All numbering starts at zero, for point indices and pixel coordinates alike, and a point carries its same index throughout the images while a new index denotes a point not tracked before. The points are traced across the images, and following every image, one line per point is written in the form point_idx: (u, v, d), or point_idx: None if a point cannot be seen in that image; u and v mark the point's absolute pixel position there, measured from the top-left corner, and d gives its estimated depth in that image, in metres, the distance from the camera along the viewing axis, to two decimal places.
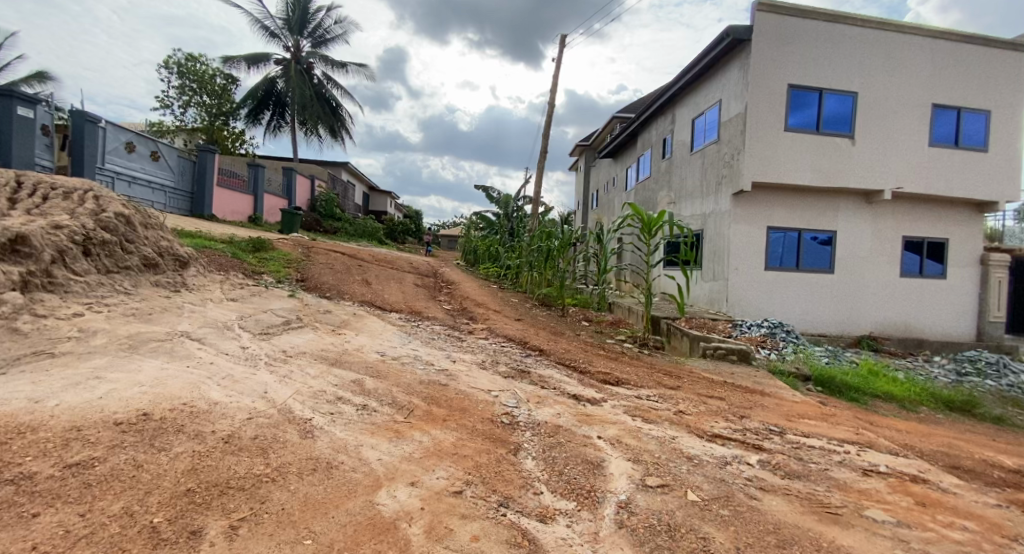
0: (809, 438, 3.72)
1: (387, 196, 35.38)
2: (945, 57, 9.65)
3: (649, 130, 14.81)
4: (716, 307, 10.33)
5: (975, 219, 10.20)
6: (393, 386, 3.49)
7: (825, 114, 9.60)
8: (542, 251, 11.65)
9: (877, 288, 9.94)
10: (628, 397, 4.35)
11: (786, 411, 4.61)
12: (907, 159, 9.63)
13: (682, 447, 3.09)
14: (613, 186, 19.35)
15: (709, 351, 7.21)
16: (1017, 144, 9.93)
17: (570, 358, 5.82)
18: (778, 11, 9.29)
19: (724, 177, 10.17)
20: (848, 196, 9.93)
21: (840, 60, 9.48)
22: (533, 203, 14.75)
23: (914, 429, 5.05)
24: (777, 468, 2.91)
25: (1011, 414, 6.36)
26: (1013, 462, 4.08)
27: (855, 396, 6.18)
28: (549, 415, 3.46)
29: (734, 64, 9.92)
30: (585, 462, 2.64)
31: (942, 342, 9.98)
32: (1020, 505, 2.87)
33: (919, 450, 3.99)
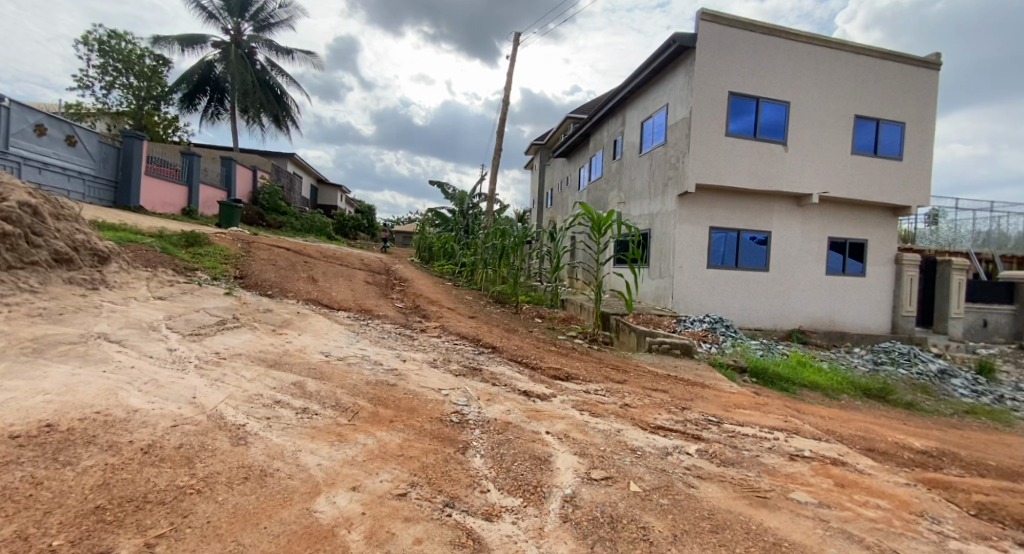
0: (743, 427, 3.95)
1: (338, 189, 34.10)
2: (866, 72, 10.51)
3: (601, 131, 15.16)
4: (662, 304, 10.74)
5: (891, 222, 11.19)
6: (337, 387, 3.36)
7: (762, 121, 10.21)
8: (496, 248, 11.63)
9: (807, 285, 10.71)
10: (577, 391, 4.44)
11: (724, 402, 4.87)
12: (833, 166, 10.42)
13: (627, 440, 3.18)
14: (567, 185, 19.66)
15: (655, 346, 7.49)
16: (925, 154, 10.97)
17: (522, 355, 5.87)
18: (720, 21, 9.77)
19: (670, 178, 10.58)
20: (781, 199, 10.62)
21: (775, 71, 10.10)
22: (488, 200, 14.70)
23: (836, 415, 5.48)
24: (713, 457, 3.07)
25: (917, 400, 7.05)
26: (918, 444, 4.52)
27: (785, 386, 6.63)
28: (499, 412, 3.46)
29: (680, 70, 10.34)
30: (533, 458, 2.66)
31: (861, 334, 10.90)
32: (924, 482, 3.17)
33: (840, 435, 4.34)
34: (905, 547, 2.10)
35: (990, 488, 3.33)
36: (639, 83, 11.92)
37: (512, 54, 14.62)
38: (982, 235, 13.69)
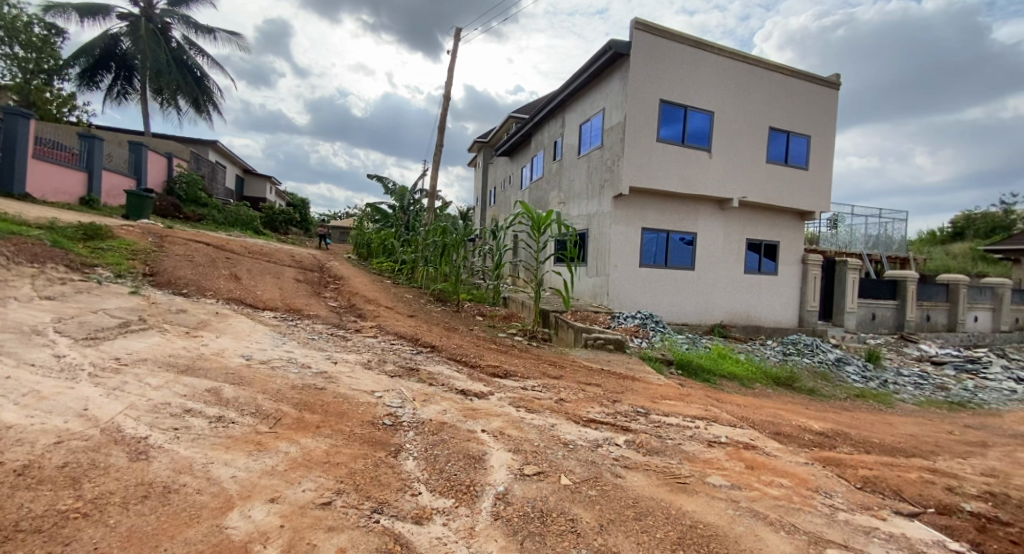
0: (668, 417, 4.19)
1: (267, 181, 31.92)
2: (779, 88, 11.50)
3: (542, 131, 15.39)
4: (599, 301, 11.12)
5: (799, 226, 12.34)
6: (258, 393, 3.15)
7: (690, 128, 10.84)
8: (436, 245, 11.44)
9: (728, 283, 11.55)
10: (514, 388, 4.49)
11: (652, 393, 5.14)
12: (751, 173, 11.30)
13: (560, 434, 3.26)
14: (509, 183, 19.78)
15: (590, 341, 7.73)
16: (827, 165, 12.19)
17: (461, 353, 5.83)
18: (652, 32, 10.25)
19: (606, 181, 10.97)
20: (706, 202, 11.35)
21: (701, 82, 10.77)
22: (429, 196, 14.42)
23: (750, 403, 5.97)
24: (640, 447, 3.22)
25: (818, 386, 7.84)
26: (817, 426, 5.04)
27: (707, 377, 7.12)
28: (434, 413, 3.41)
29: (615, 76, 10.73)
30: (467, 457, 2.65)
31: (774, 327, 11.94)
32: (820, 461, 3.54)
33: (752, 421, 4.73)
34: (802, 521, 2.31)
35: (872, 463, 3.78)
36: (577, 86, 12.22)
37: (454, 50, 14.44)
38: (872, 238, 15.47)
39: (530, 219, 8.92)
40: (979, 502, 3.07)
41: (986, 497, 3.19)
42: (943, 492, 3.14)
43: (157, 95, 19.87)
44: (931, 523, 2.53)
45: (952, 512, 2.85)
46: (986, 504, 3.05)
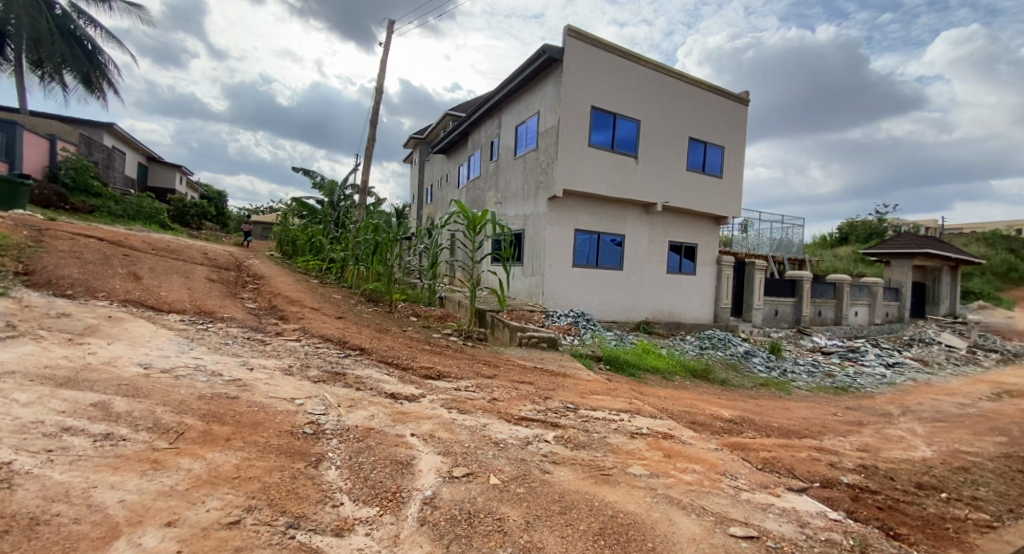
0: (595, 411, 4.36)
1: (177, 170, 28.83)
2: (698, 101, 12.38)
3: (478, 130, 15.35)
4: (534, 300, 11.31)
5: (715, 230, 13.36)
6: (157, 405, 2.84)
7: (619, 135, 11.35)
8: (368, 243, 11.02)
9: (653, 282, 12.24)
10: (446, 389, 4.43)
11: (581, 389, 5.31)
12: (674, 180, 12.06)
13: (491, 434, 3.27)
14: (446, 182, 19.54)
15: (524, 340, 7.85)
16: (739, 175, 13.31)
17: (392, 355, 5.66)
18: (584, 40, 10.60)
19: (541, 183, 11.18)
20: (634, 206, 11.93)
21: (629, 92, 11.30)
22: (360, 192, 13.84)
23: (670, 395, 6.37)
24: (568, 442, 3.32)
25: (728, 377, 8.54)
26: (727, 414, 5.50)
27: (632, 371, 7.50)
28: (361, 419, 3.28)
29: (549, 80, 10.98)
30: (394, 463, 2.57)
31: (693, 323, 12.83)
32: (728, 446, 3.86)
33: (671, 412, 5.06)
34: (710, 503, 2.50)
35: (772, 445, 4.19)
36: (513, 88, 12.34)
37: (387, 43, 13.99)
38: (776, 241, 17.11)
39: (465, 218, 8.85)
40: (855, 475, 3.50)
41: (861, 470, 3.65)
42: (827, 468, 3.55)
43: (37, 67, 17.29)
44: (817, 496, 2.84)
45: (834, 484, 3.22)
46: (860, 476, 3.49)
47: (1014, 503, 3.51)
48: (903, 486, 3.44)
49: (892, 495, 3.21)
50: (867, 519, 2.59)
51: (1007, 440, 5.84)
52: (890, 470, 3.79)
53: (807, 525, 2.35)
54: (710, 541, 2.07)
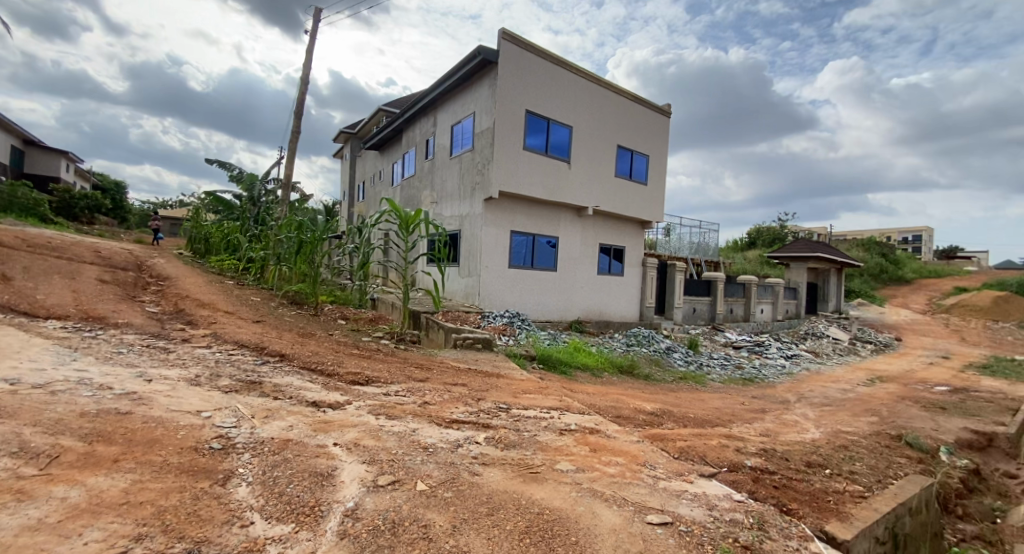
0: (527, 410, 4.42)
1: (62, 156, 25.27)
2: (625, 111, 13.01)
3: (413, 128, 15.00)
4: (470, 301, 11.25)
5: (641, 233, 14.10)
6: (26, 427, 2.46)
7: (553, 139, 11.61)
8: (292, 242, 10.35)
9: (585, 283, 12.66)
10: (375, 395, 4.27)
11: (514, 389, 5.35)
12: (604, 185, 12.57)
13: (420, 438, 3.19)
14: (378, 180, 18.89)
15: (458, 341, 7.77)
16: (662, 182, 14.15)
17: (316, 361, 5.35)
18: (519, 45, 10.74)
19: (477, 184, 11.16)
20: (567, 209, 12.27)
21: (561, 98, 11.61)
22: (284, 186, 12.97)
23: (599, 391, 6.61)
24: (499, 442, 3.33)
25: (652, 371, 9.06)
26: (650, 407, 5.81)
27: (564, 369, 7.70)
28: (278, 430, 3.06)
29: (485, 82, 11.00)
30: (313, 475, 2.42)
31: (622, 322, 13.44)
32: (650, 438, 4.08)
33: (599, 408, 5.27)
34: (630, 493, 2.63)
35: (688, 435, 4.49)
36: (449, 87, 12.20)
37: (314, 31, 13.26)
38: (695, 245, 18.41)
39: (398, 217, 8.60)
40: (758, 458, 3.85)
41: (762, 453, 4.02)
42: (734, 453, 3.87)
43: None
44: (724, 480, 3.08)
45: (739, 468, 3.52)
46: (762, 459, 3.84)
47: (883, 474, 4.05)
48: (797, 466, 3.84)
49: (787, 474, 3.57)
50: (765, 498, 2.86)
51: (878, 420, 6.73)
52: (786, 452, 4.21)
53: (714, 507, 2.54)
54: (629, 531, 2.17)
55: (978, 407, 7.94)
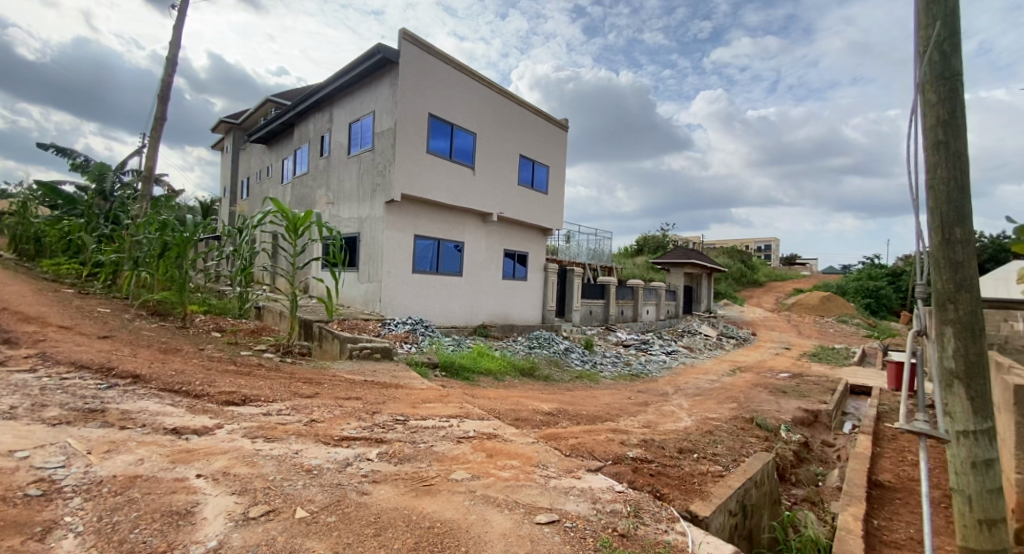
0: (424, 420, 4.32)
1: None
2: (526, 122, 13.44)
3: (305, 123, 13.94)
4: (370, 308, 10.72)
5: (542, 240, 14.63)
6: None
7: (456, 145, 11.57)
8: (153, 243, 8.96)
9: (489, 288, 12.77)
10: (253, 415, 3.84)
11: (413, 399, 5.21)
12: (506, 193, 12.83)
13: (303, 460, 2.94)
14: (265, 176, 17.23)
15: (355, 352, 7.34)
16: (561, 192, 14.86)
17: (182, 381, 4.69)
18: (420, 47, 10.55)
19: (378, 185, 10.70)
20: (472, 214, 12.29)
21: (464, 105, 11.63)
22: (144, 179, 11.20)
23: (499, 395, 6.71)
24: (392, 457, 3.21)
25: (551, 372, 9.43)
26: (547, 408, 6.05)
27: (466, 375, 7.68)
28: (124, 466, 2.62)
29: (385, 81, 10.64)
30: (167, 515, 2.11)
31: (525, 325, 13.79)
32: (545, 438, 4.23)
33: (498, 412, 5.35)
34: (522, 495, 2.70)
35: (580, 432, 4.75)
36: (346, 83, 11.55)
37: (183, 6, 11.69)
38: (591, 251, 19.60)
39: (285, 217, 7.86)
40: (639, 448, 4.20)
41: (643, 444, 4.40)
42: (619, 446, 4.18)
43: None
44: (608, 472, 3.31)
45: (622, 460, 3.81)
46: (642, 449, 4.20)
47: (738, 453, 4.68)
48: (671, 453, 4.27)
49: (663, 462, 3.95)
50: (642, 486, 3.13)
51: (736, 405, 7.76)
52: (663, 441, 4.66)
53: (598, 500, 2.71)
54: (518, 533, 2.23)
55: (808, 389, 9.56)
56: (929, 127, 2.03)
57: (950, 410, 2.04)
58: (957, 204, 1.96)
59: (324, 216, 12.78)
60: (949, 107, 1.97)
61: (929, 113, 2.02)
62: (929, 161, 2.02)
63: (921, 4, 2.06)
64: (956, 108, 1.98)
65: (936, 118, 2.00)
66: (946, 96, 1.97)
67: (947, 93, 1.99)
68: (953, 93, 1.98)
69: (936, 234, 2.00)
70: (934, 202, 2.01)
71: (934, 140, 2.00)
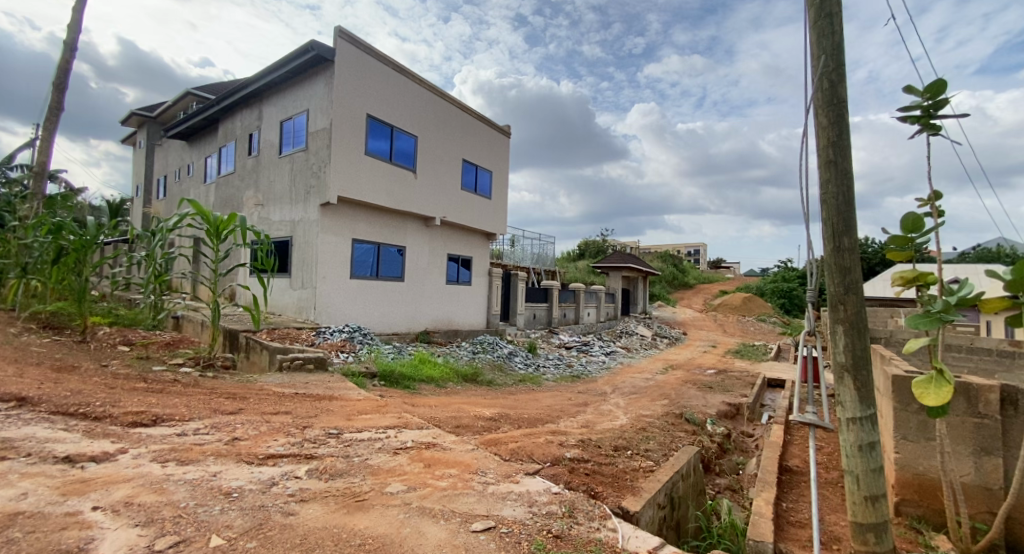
0: (360, 432, 4.16)
1: None
2: (469, 127, 13.42)
3: (231, 119, 13.05)
4: (304, 315, 10.18)
5: (486, 244, 14.62)
6: None
7: (397, 147, 11.31)
8: (45, 248, 7.94)
9: (432, 293, 12.56)
10: (165, 437, 3.51)
11: (349, 411, 5.00)
12: (449, 197, 12.70)
13: (222, 483, 2.72)
14: (185, 175, 15.89)
15: (286, 364, 6.92)
16: (504, 197, 14.96)
17: (79, 402, 4.18)
18: (357, 46, 10.24)
19: (312, 187, 10.21)
20: (413, 218, 12.05)
21: (404, 107, 11.42)
22: (35, 175, 9.92)
23: (440, 402, 6.60)
24: (322, 473, 3.06)
25: (494, 377, 9.43)
26: (489, 413, 6.05)
27: (407, 384, 7.49)
28: (2, 502, 2.30)
29: (320, 79, 10.22)
30: None
31: (469, 330, 13.69)
32: (485, 445, 4.22)
33: (439, 420, 5.27)
34: (459, 504, 2.67)
35: (520, 436, 4.78)
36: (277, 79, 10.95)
37: None
38: (535, 255, 19.88)
39: (205, 220, 7.25)
40: (576, 449, 4.31)
41: (580, 444, 4.51)
42: (557, 447, 4.27)
43: None
44: (546, 475, 3.36)
45: (560, 461, 3.89)
46: (580, 449, 4.31)
47: (668, 448, 4.93)
48: (607, 451, 4.42)
49: (598, 461, 4.07)
50: (578, 486, 3.22)
51: (668, 402, 8.18)
52: (600, 440, 4.81)
53: (534, 503, 2.75)
54: (453, 543, 2.20)
55: (732, 384, 10.28)
56: (822, 147, 2.27)
57: (842, 399, 2.29)
58: (845, 216, 2.20)
59: (253, 218, 11.99)
60: (837, 130, 2.22)
61: (821, 135, 2.26)
62: (823, 176, 2.26)
63: (814, 36, 2.30)
64: (841, 131, 2.23)
65: (827, 139, 2.24)
66: (834, 120, 2.22)
67: (835, 118, 2.24)
68: (839, 118, 2.23)
69: (828, 242, 2.24)
70: (826, 213, 2.24)
71: (826, 159, 2.24)
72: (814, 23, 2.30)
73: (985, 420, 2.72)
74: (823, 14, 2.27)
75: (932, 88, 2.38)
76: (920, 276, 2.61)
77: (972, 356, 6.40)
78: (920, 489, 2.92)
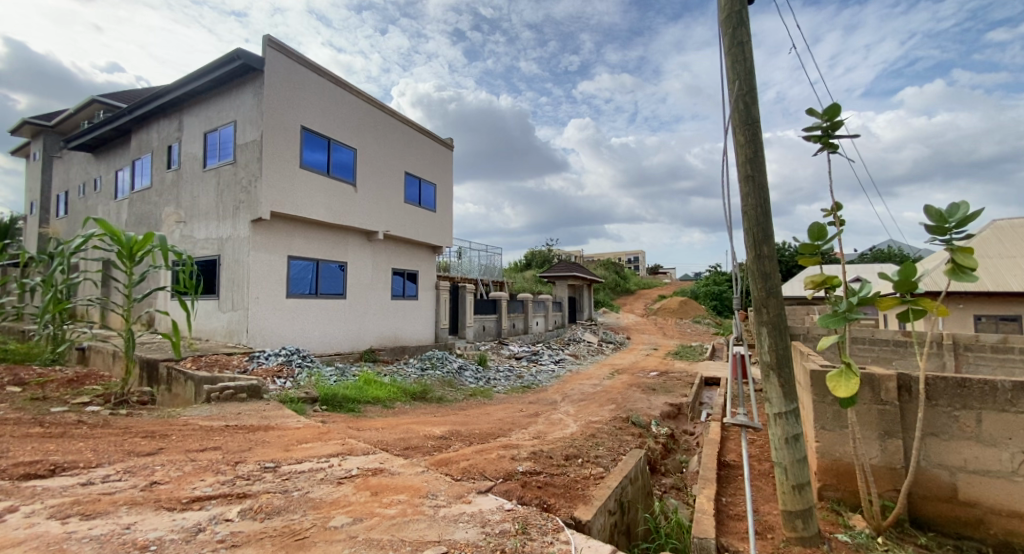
0: (300, 463, 3.91)
1: None
2: (409, 140, 13.21)
3: (147, 130, 12.02)
4: (235, 339, 9.49)
5: (432, 257, 14.40)
6: None
7: (334, 160, 10.92)
8: None
9: (376, 310, 12.17)
10: (66, 489, 3.10)
11: (287, 441, 4.68)
12: (391, 210, 12.41)
13: (137, 536, 2.44)
14: (91, 190, 14.42)
15: (214, 395, 6.39)
16: (449, 210, 14.88)
17: None
18: (288, 56, 9.85)
19: (241, 202, 9.61)
20: (354, 233, 11.66)
21: (341, 119, 11.07)
22: None
23: (388, 424, 6.37)
24: (257, 512, 2.83)
25: (444, 393, 9.25)
26: (439, 431, 5.92)
27: (351, 406, 7.16)
28: None
29: (248, 89, 9.70)
30: None
31: (417, 345, 13.34)
32: (435, 466, 4.09)
33: (386, 443, 5.09)
34: (408, 532, 2.57)
35: (471, 453, 4.70)
36: (199, 88, 10.27)
37: None
38: (483, 267, 19.73)
39: (115, 241, 6.54)
40: (529, 462, 4.30)
41: (532, 456, 4.50)
42: (509, 462, 4.24)
43: None
44: (498, 491, 3.31)
45: (512, 476, 3.86)
46: (531, 462, 4.30)
47: (616, 453, 5.05)
48: (558, 461, 4.45)
49: (550, 472, 4.08)
50: (530, 501, 3.22)
51: (615, 406, 8.41)
52: (551, 450, 4.82)
53: (487, 523, 2.70)
54: None
55: (673, 385, 10.74)
56: (742, 162, 2.46)
57: (769, 396, 2.46)
58: (764, 226, 2.39)
59: (173, 236, 11.09)
60: (754, 147, 2.41)
61: (739, 151, 2.45)
62: (743, 190, 2.44)
63: (729, 62, 2.50)
64: (757, 150, 2.42)
65: (745, 156, 2.43)
66: (749, 138, 2.41)
67: (750, 136, 2.43)
68: (754, 137, 2.43)
69: (750, 250, 2.42)
70: (747, 224, 2.41)
71: (745, 173, 2.43)
72: (728, 50, 2.50)
73: (887, 406, 3.02)
74: (735, 42, 2.48)
75: (828, 112, 2.66)
76: (827, 279, 2.86)
77: (875, 347, 7.13)
78: (837, 474, 3.18)
